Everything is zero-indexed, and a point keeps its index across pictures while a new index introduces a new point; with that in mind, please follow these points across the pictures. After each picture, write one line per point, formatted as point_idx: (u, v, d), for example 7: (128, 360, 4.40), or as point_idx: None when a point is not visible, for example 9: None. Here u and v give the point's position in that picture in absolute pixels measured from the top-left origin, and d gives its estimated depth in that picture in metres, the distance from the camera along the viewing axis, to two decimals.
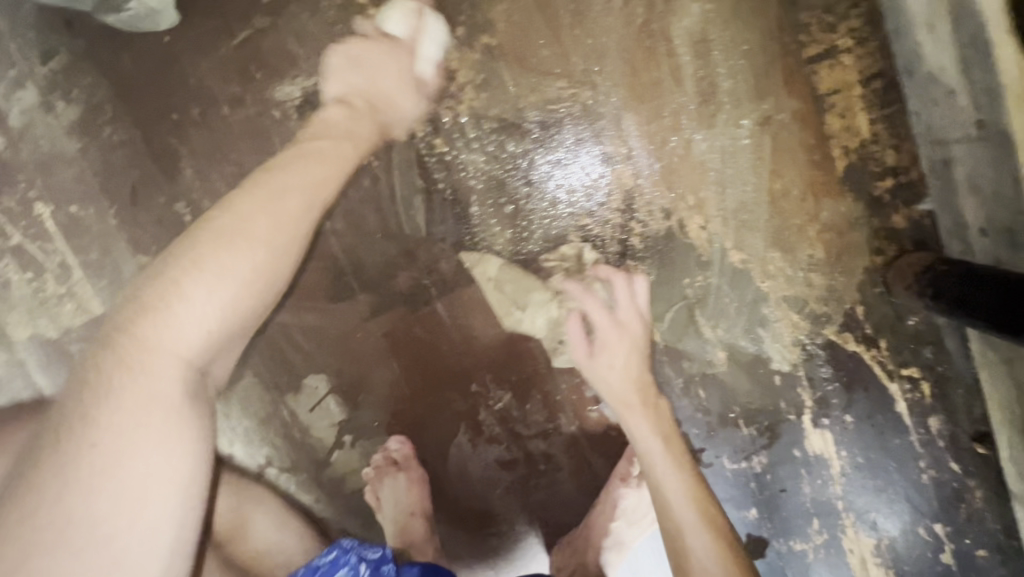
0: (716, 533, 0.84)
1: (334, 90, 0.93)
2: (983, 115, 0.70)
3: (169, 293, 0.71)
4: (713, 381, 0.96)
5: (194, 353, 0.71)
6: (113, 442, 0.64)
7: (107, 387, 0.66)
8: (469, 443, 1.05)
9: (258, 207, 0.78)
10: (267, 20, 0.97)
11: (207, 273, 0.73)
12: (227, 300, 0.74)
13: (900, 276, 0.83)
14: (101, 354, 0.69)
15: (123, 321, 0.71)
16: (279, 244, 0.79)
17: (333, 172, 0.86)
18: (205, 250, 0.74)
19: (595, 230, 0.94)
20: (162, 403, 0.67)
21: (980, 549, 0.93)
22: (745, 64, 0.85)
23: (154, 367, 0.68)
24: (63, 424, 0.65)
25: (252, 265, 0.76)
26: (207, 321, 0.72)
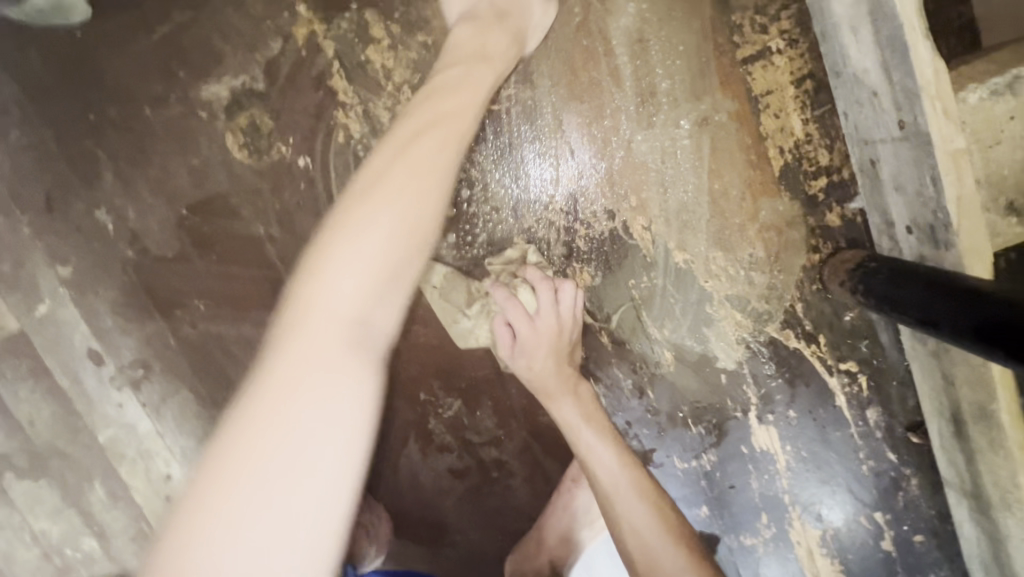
0: (663, 523, 0.87)
1: (457, 38, 0.75)
2: (904, 116, 0.72)
3: (317, 261, 0.56)
4: (662, 381, 0.96)
5: (353, 328, 0.55)
6: (270, 441, 0.50)
7: (263, 381, 0.53)
8: (419, 454, 1.02)
9: (399, 166, 0.61)
10: (189, 16, 0.92)
11: (347, 252, 0.56)
12: (376, 280, 0.56)
13: (835, 274, 0.84)
14: (267, 339, 0.56)
15: (287, 297, 0.57)
16: (419, 204, 0.60)
17: (468, 109, 0.69)
18: (360, 207, 0.59)
19: (540, 233, 0.92)
20: (336, 406, 0.52)
21: (918, 534, 0.96)
22: (681, 65, 0.85)
23: (309, 350, 0.53)
24: (225, 424, 0.52)
25: (398, 234, 0.58)
26: (356, 308, 0.55)
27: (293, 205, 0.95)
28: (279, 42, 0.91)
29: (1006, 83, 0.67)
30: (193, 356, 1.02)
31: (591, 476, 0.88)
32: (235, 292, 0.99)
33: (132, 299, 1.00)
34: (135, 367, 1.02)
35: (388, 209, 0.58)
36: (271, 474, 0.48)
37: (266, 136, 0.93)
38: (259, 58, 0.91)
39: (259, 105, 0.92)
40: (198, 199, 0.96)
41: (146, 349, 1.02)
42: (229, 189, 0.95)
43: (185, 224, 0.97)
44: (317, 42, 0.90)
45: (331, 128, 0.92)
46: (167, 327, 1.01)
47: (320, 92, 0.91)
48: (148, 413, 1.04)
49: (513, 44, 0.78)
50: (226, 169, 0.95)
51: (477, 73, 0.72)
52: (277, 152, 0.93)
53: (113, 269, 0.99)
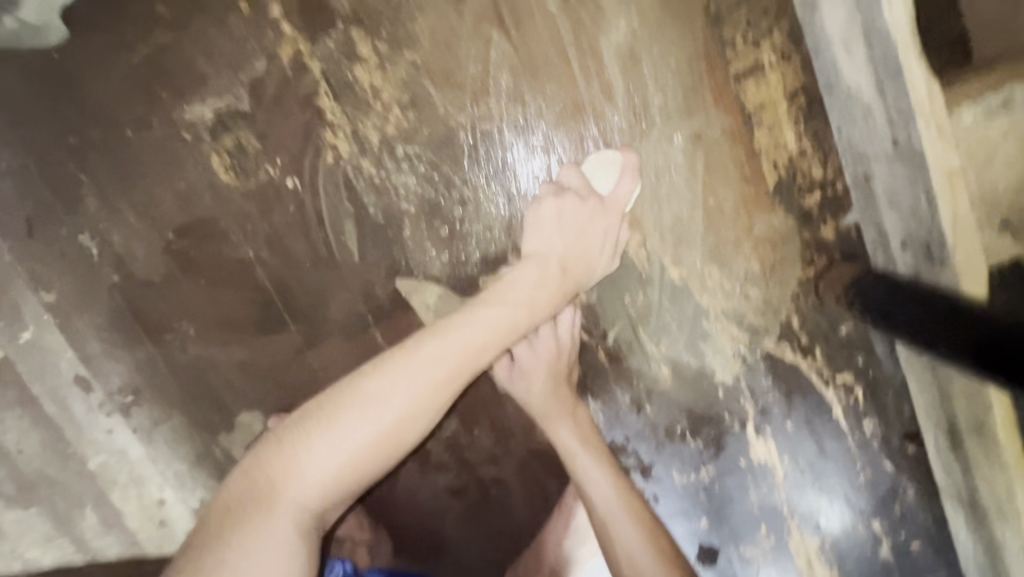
0: (656, 549, 0.86)
1: (540, 239, 0.85)
2: (899, 134, 0.71)
3: (315, 436, 0.71)
4: (660, 396, 0.96)
5: (312, 509, 0.70)
6: (238, 554, 0.65)
7: (246, 511, 0.69)
8: (417, 473, 1.01)
9: (407, 393, 0.73)
10: (170, 36, 0.90)
11: (353, 420, 0.72)
12: (346, 469, 0.71)
13: (830, 287, 0.85)
14: (273, 455, 0.72)
15: (313, 417, 0.73)
16: (425, 395, 0.74)
17: (508, 320, 0.79)
18: (395, 384, 0.73)
19: None
20: (284, 543, 0.67)
21: (914, 541, 0.97)
22: (674, 81, 0.85)
23: (278, 524, 0.68)
24: (233, 508, 0.70)
25: (379, 439, 0.72)
26: (334, 469, 0.71)
27: (282, 227, 0.93)
28: (263, 62, 0.89)
29: (1002, 102, 0.68)
30: (184, 380, 1.00)
31: (587, 498, 0.89)
32: (226, 316, 0.97)
33: (120, 325, 0.98)
34: (124, 393, 1.00)
35: (407, 384, 0.73)
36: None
37: (253, 158, 0.91)
38: (244, 79, 0.89)
39: (245, 126, 0.90)
40: (184, 223, 0.94)
41: (136, 375, 1.00)
42: (216, 212, 0.93)
43: (172, 248, 0.95)
44: (303, 61, 0.88)
45: (319, 149, 0.90)
46: (156, 352, 0.99)
47: (307, 112, 0.89)
48: (139, 438, 1.02)
49: (580, 245, 0.84)
50: (213, 192, 0.93)
51: (525, 272, 0.82)
52: (264, 173, 0.92)
53: (99, 294, 0.97)
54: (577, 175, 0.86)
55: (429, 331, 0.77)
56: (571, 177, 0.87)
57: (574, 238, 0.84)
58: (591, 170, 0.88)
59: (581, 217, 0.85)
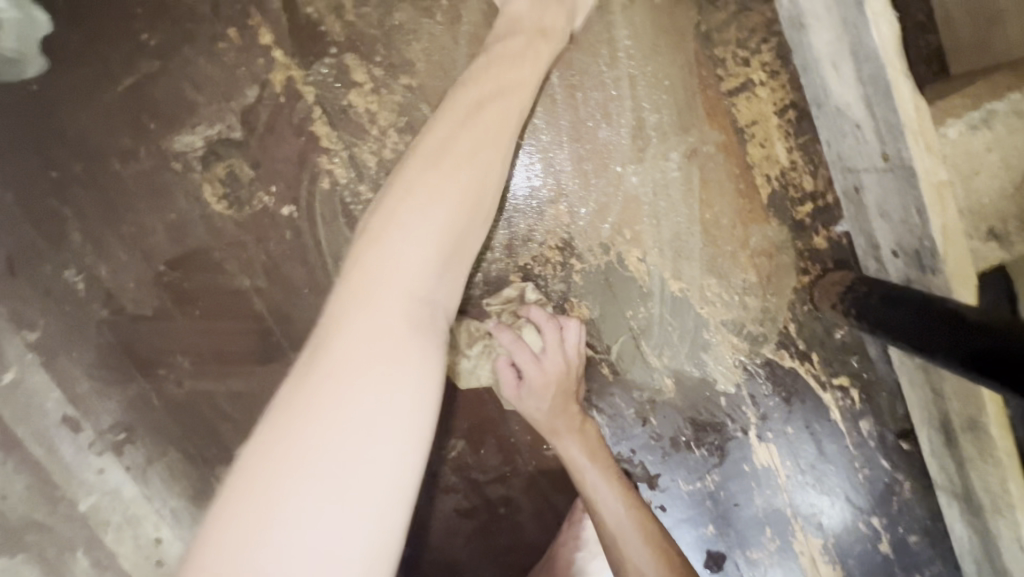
0: (666, 566, 0.86)
1: (514, 7, 0.77)
2: (888, 149, 0.74)
3: (366, 256, 0.57)
4: (664, 407, 0.97)
5: (416, 300, 0.56)
6: (342, 417, 0.50)
7: (287, 394, 0.52)
8: (425, 497, 1.00)
9: (464, 143, 0.62)
10: (157, 65, 0.88)
11: (412, 226, 0.57)
12: (437, 254, 0.58)
13: (826, 296, 0.86)
14: (317, 331, 0.56)
15: (356, 268, 0.57)
16: (477, 186, 0.62)
17: (511, 109, 0.67)
18: (426, 188, 0.59)
19: (537, 268, 0.92)
20: (399, 348, 0.54)
21: (913, 535, 0.99)
22: (667, 99, 0.87)
23: (377, 313, 0.55)
24: (278, 414, 0.52)
25: (446, 228, 0.59)
26: (423, 255, 0.57)
27: (279, 254, 0.91)
28: (255, 90, 0.87)
29: (982, 117, 0.71)
30: (180, 415, 0.97)
31: (596, 516, 0.89)
32: (223, 347, 0.95)
33: (109, 362, 0.95)
34: (116, 431, 0.97)
35: (451, 186, 0.60)
36: (305, 486, 0.47)
37: (246, 185, 0.90)
38: (235, 107, 0.88)
39: (237, 155, 0.89)
40: (175, 253, 0.92)
41: (128, 412, 0.96)
42: (209, 242, 0.91)
43: (163, 280, 0.93)
44: (296, 87, 0.87)
45: (315, 175, 0.89)
46: (149, 388, 0.96)
47: (302, 139, 0.88)
48: (133, 476, 0.98)
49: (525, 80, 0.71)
50: (205, 222, 0.91)
51: (503, 104, 0.67)
52: (258, 202, 0.90)
53: (87, 330, 0.94)
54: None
55: (450, 117, 0.65)
56: None
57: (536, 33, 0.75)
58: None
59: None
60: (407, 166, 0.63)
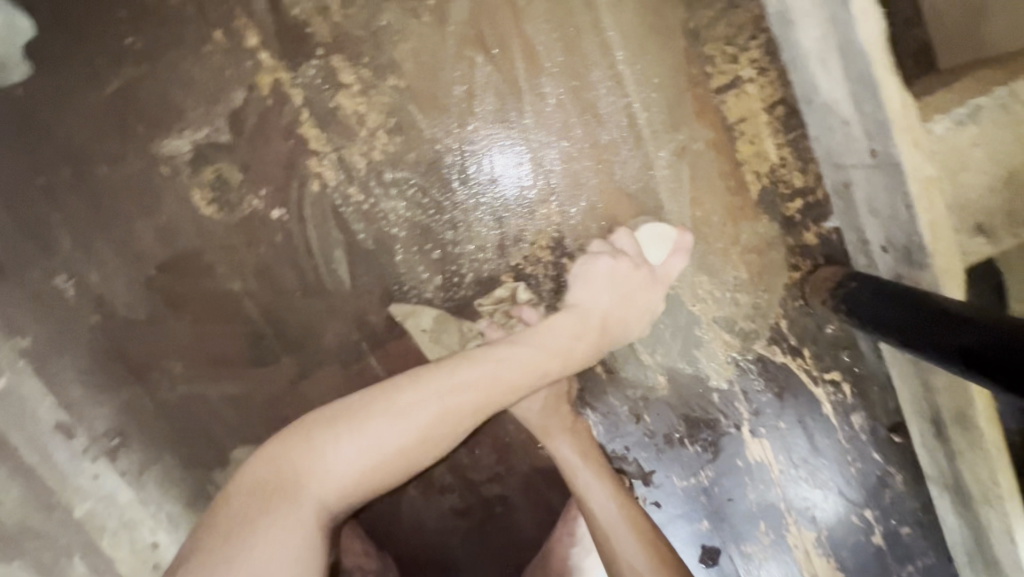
0: (659, 562, 0.85)
1: (574, 288, 0.87)
2: (876, 144, 0.74)
3: (338, 434, 0.71)
4: (658, 405, 0.98)
5: (334, 505, 0.69)
6: (245, 556, 0.63)
7: (255, 515, 0.66)
8: (420, 497, 1.01)
9: (431, 399, 0.73)
10: (143, 69, 0.87)
11: (379, 429, 0.71)
12: (359, 475, 0.70)
13: (816, 292, 0.87)
14: (263, 463, 0.70)
15: (355, 407, 0.73)
16: (447, 423, 0.73)
17: (557, 345, 0.80)
18: (404, 402, 0.73)
19: (529, 268, 0.92)
20: (300, 550, 0.64)
21: (905, 526, 1.00)
22: (656, 97, 0.87)
23: (297, 517, 0.66)
24: (240, 514, 0.66)
25: (397, 449, 0.71)
26: (357, 468, 0.70)
27: (270, 258, 0.91)
28: (242, 93, 0.87)
29: (969, 113, 0.71)
30: (174, 419, 0.97)
31: (589, 513, 0.89)
32: (216, 351, 0.95)
33: (102, 367, 0.95)
34: (110, 436, 0.97)
35: (427, 406, 0.73)
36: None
37: (235, 189, 0.89)
38: (223, 110, 0.87)
39: (225, 158, 0.88)
40: (166, 258, 0.91)
41: (122, 418, 0.96)
42: (199, 246, 0.91)
43: (154, 285, 0.92)
44: (283, 90, 0.87)
45: (305, 178, 0.89)
46: (143, 393, 0.96)
47: (290, 141, 0.88)
48: (128, 481, 0.98)
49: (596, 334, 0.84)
50: (195, 226, 0.90)
51: (566, 321, 0.83)
52: (248, 205, 0.90)
53: (79, 336, 0.94)
54: (628, 241, 0.87)
55: (459, 356, 0.78)
56: (626, 242, 0.88)
57: (602, 322, 0.85)
58: (617, 137, 0.88)
59: (631, 284, 0.86)
60: (416, 370, 0.76)
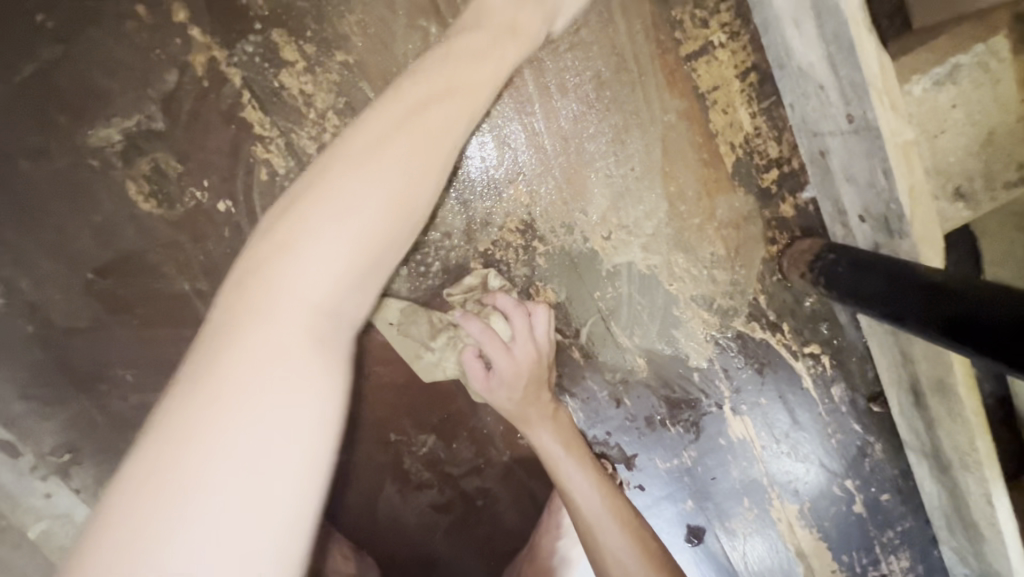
0: (642, 551, 0.85)
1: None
2: (852, 109, 0.71)
3: (299, 224, 0.49)
4: (638, 387, 0.95)
5: (331, 307, 0.48)
6: (204, 429, 0.42)
7: (190, 379, 0.45)
8: (398, 495, 0.97)
9: (396, 151, 0.52)
10: (59, 51, 0.79)
11: (349, 189, 0.50)
12: (347, 270, 0.49)
13: (794, 265, 0.84)
14: (235, 280, 0.49)
15: (281, 217, 0.50)
16: (419, 165, 0.53)
17: (482, 66, 0.61)
18: (329, 174, 0.51)
19: (498, 254, 0.87)
20: (289, 377, 0.45)
21: (885, 494, 1.00)
22: (622, 68, 0.82)
23: (275, 332, 0.46)
24: (194, 354, 0.47)
25: (375, 238, 0.50)
26: (355, 235, 0.49)
27: (219, 254, 0.85)
28: (174, 74, 0.79)
29: (947, 72, 0.69)
30: (128, 430, 0.90)
31: (570, 504, 0.86)
32: (168, 355, 0.88)
33: (42, 381, 0.87)
34: (59, 453, 0.89)
35: (377, 183, 0.51)
36: (182, 484, 0.40)
37: (175, 182, 0.82)
38: (153, 95, 0.80)
39: (161, 147, 0.81)
40: (104, 260, 0.84)
41: (69, 432, 0.89)
42: (140, 245, 0.84)
43: (93, 289, 0.85)
44: (219, 70, 0.79)
45: (250, 166, 0.82)
46: (91, 405, 0.89)
47: (232, 126, 0.81)
48: (85, 498, 0.91)
49: (513, 64, 0.64)
50: (133, 223, 0.83)
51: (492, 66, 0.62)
52: (191, 198, 0.83)
53: (13, 347, 0.86)
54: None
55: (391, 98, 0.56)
56: None
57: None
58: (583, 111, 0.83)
59: None
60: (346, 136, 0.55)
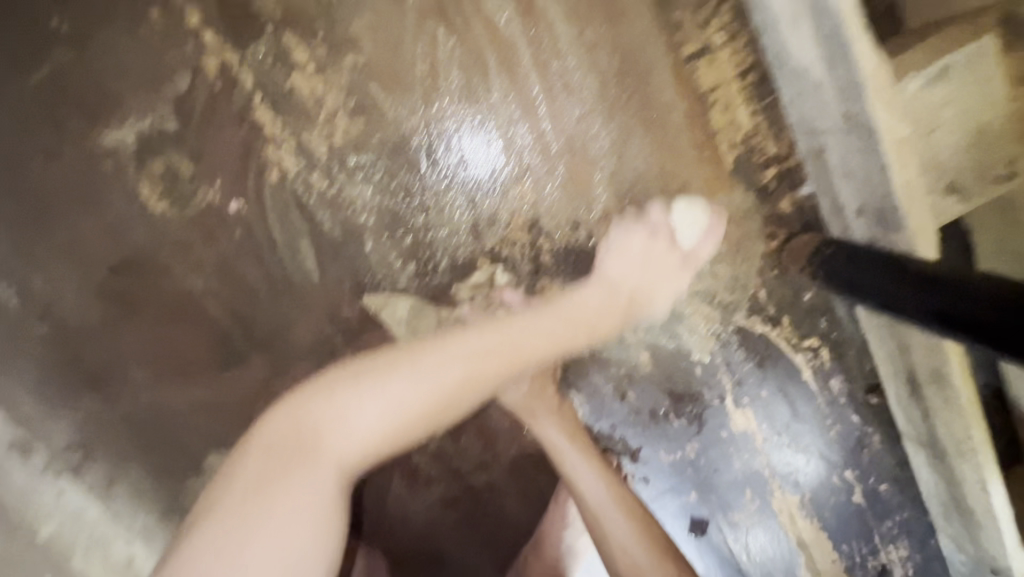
0: (649, 542, 0.86)
1: (606, 267, 0.84)
2: (849, 106, 0.73)
3: (360, 393, 0.64)
4: (642, 381, 0.97)
5: (358, 468, 0.64)
6: (244, 534, 0.58)
7: (251, 483, 0.61)
8: (407, 489, 0.99)
9: (459, 356, 0.68)
10: (75, 55, 0.81)
11: (406, 384, 0.65)
12: (381, 440, 0.64)
13: (793, 259, 0.87)
14: (296, 411, 0.64)
15: (350, 379, 0.65)
16: (476, 379, 0.68)
17: (564, 333, 0.76)
18: (396, 362, 0.66)
19: (505, 252, 0.89)
20: (313, 514, 0.60)
21: (883, 484, 1.02)
22: (625, 68, 0.84)
23: (314, 478, 0.61)
24: (258, 464, 0.62)
25: (413, 419, 0.65)
26: (394, 423, 0.64)
27: (232, 253, 0.86)
28: (187, 77, 0.81)
29: (938, 73, 0.70)
30: (139, 428, 0.91)
31: (577, 496, 0.88)
32: (180, 353, 0.89)
33: (54, 379, 0.88)
34: (72, 450, 0.90)
35: (435, 378, 0.66)
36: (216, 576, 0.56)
37: (188, 182, 0.84)
38: (167, 97, 0.81)
39: (174, 148, 0.82)
40: (117, 259, 0.85)
41: (82, 430, 0.90)
42: (153, 244, 0.85)
43: (106, 287, 0.86)
44: (232, 72, 0.81)
45: (262, 167, 0.84)
46: (104, 403, 0.90)
47: (244, 127, 0.82)
48: (96, 495, 0.91)
49: (585, 332, 0.78)
50: (146, 223, 0.84)
51: (569, 306, 0.79)
52: (203, 198, 0.84)
53: (27, 345, 0.87)
54: (664, 218, 0.86)
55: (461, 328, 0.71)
56: (663, 224, 0.86)
57: (631, 294, 0.83)
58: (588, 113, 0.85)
59: (654, 265, 0.85)
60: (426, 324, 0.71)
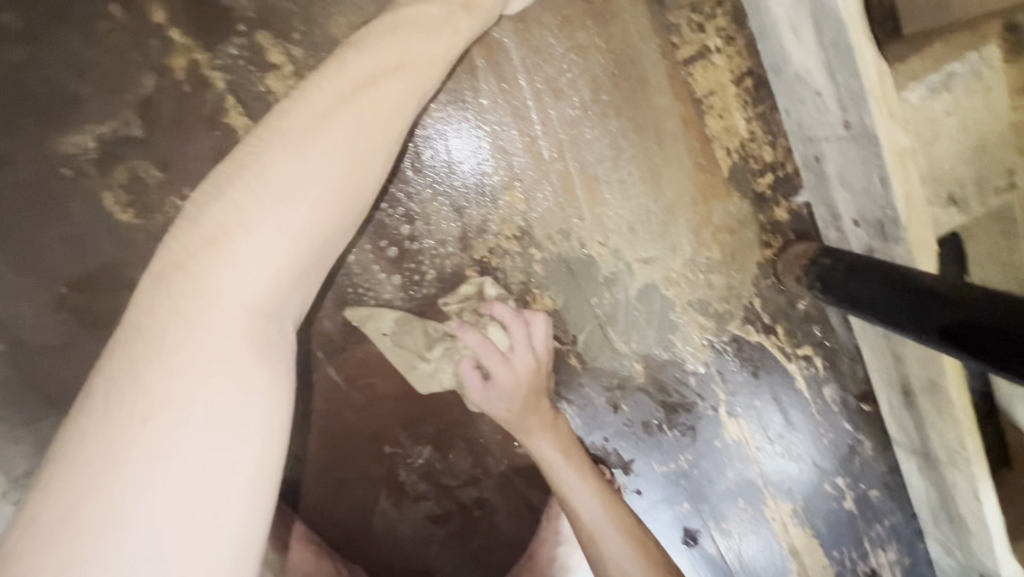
0: (645, 558, 0.84)
1: None
2: (849, 115, 0.71)
3: (230, 208, 0.52)
4: (636, 393, 0.95)
5: (261, 306, 0.53)
6: (134, 428, 0.46)
7: (124, 374, 0.48)
8: (393, 508, 0.95)
9: (341, 134, 0.56)
10: (28, 54, 0.74)
11: (288, 175, 0.54)
12: (281, 257, 0.53)
13: (790, 269, 0.85)
14: (154, 289, 0.51)
15: (213, 216, 0.52)
16: (373, 130, 0.58)
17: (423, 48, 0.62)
18: (270, 159, 0.54)
19: (495, 261, 0.86)
20: (236, 397, 0.49)
21: (874, 490, 1.02)
22: (619, 72, 0.81)
23: (207, 327, 0.50)
24: (120, 361, 0.49)
25: (317, 219, 0.55)
26: (287, 234, 0.53)
27: None
28: (152, 78, 0.75)
29: (942, 80, 0.69)
30: None
31: (571, 513, 0.86)
32: None
33: (12, 401, 0.82)
34: (34, 476, 0.84)
35: (324, 154, 0.55)
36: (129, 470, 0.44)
37: (155, 191, 0.78)
38: (130, 100, 0.76)
39: (139, 155, 0.77)
40: (79, 273, 0.80)
41: (44, 455, 0.84)
42: (118, 257, 0.80)
43: (68, 303, 0.80)
44: (201, 73, 0.76)
45: None
46: (66, 426, 0.84)
47: (215, 133, 0.77)
48: None
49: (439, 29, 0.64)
50: (110, 234, 0.79)
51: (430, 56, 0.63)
52: (172, 207, 0.79)
53: None
54: None
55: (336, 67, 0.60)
56: None
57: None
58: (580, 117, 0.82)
59: None
60: (281, 130, 0.57)
